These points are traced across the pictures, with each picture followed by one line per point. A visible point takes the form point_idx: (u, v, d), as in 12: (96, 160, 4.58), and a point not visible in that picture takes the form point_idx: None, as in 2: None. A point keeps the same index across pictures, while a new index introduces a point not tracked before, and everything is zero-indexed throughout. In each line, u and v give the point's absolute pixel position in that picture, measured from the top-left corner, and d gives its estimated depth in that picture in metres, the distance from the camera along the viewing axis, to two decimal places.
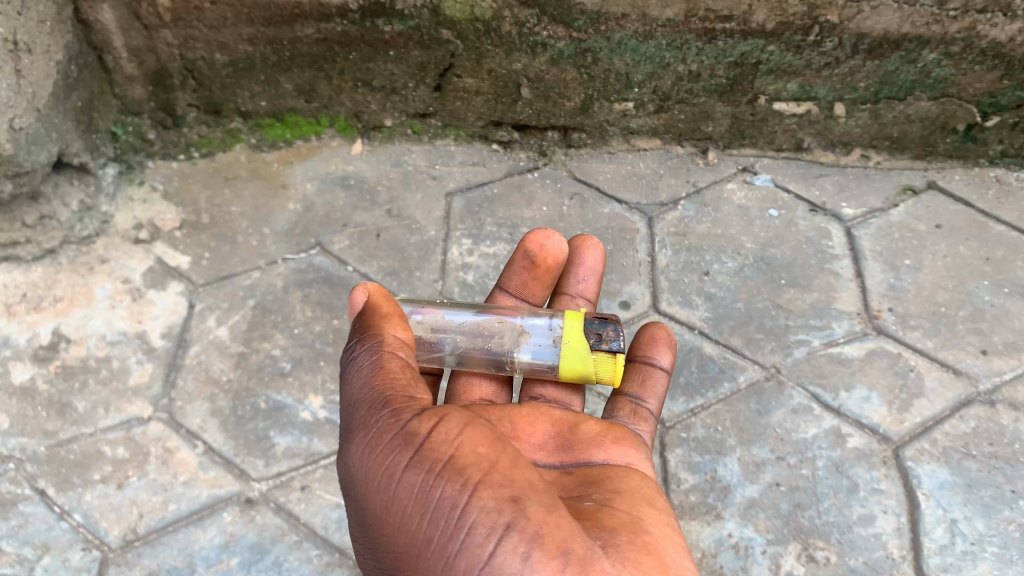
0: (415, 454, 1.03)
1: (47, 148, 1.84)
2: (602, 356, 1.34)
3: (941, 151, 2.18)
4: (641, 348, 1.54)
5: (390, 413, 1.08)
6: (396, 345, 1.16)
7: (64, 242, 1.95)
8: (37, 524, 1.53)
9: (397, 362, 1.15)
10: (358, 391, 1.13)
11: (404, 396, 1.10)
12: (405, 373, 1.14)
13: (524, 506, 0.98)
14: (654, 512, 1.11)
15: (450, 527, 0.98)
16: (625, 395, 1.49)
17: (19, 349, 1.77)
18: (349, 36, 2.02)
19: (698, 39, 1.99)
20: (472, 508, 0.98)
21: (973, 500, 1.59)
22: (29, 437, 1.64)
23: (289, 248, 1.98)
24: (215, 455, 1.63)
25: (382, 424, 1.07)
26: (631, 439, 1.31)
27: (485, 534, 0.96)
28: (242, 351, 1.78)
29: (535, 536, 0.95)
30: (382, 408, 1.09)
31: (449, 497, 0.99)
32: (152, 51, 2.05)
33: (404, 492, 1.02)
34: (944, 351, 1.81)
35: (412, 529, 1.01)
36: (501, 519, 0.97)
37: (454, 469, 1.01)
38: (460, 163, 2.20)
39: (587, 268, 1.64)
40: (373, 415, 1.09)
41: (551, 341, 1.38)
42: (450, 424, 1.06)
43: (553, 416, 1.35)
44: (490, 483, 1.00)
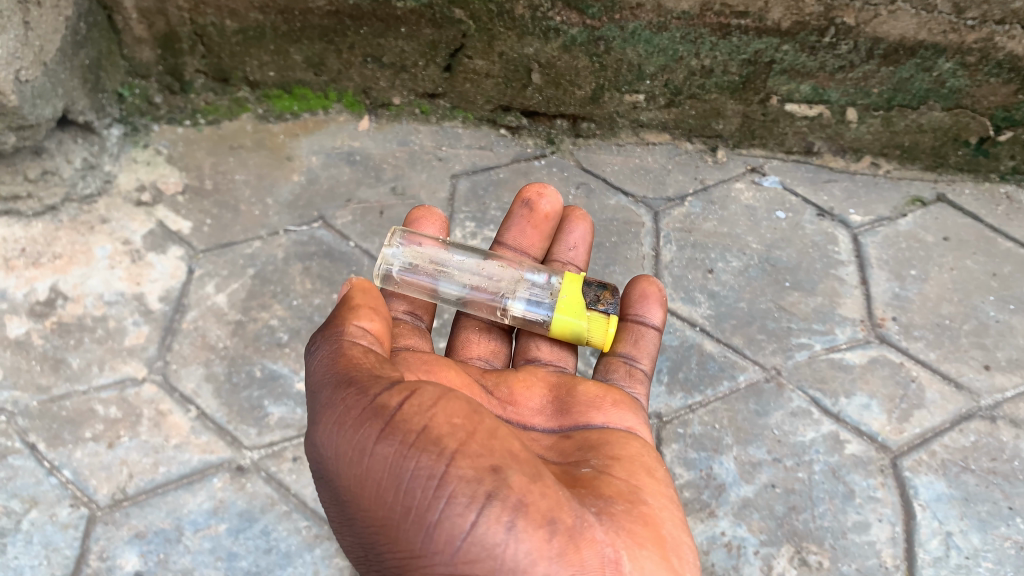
0: (385, 427, 0.98)
1: (52, 104, 1.81)
2: (598, 316, 1.40)
3: (952, 163, 2.16)
4: (630, 305, 1.50)
5: (358, 390, 1.03)
6: (358, 335, 1.14)
7: (65, 199, 1.92)
8: (26, 477, 1.51)
9: (359, 348, 1.11)
10: (323, 375, 1.09)
11: (370, 373, 1.06)
12: (368, 357, 1.10)
13: (505, 475, 0.94)
14: (653, 481, 1.11)
15: (428, 498, 0.93)
16: (618, 356, 1.46)
17: (15, 303, 1.74)
18: (361, 10, 2.00)
19: (712, 34, 1.97)
20: (450, 478, 0.93)
21: (969, 514, 1.57)
22: (23, 391, 1.61)
23: (291, 220, 1.96)
24: (208, 421, 1.60)
25: (349, 401, 1.02)
26: (628, 403, 1.31)
27: (466, 504, 0.91)
28: (239, 319, 1.76)
29: (519, 504, 0.92)
30: (348, 387, 1.04)
31: (424, 467, 0.94)
32: (162, 14, 2.02)
33: (376, 465, 0.97)
34: (946, 364, 1.80)
35: (387, 503, 0.96)
36: (482, 488, 0.92)
37: (428, 440, 0.96)
38: (467, 146, 2.18)
39: (576, 238, 1.62)
40: (339, 394, 1.04)
41: (548, 298, 1.44)
42: (422, 397, 1.02)
43: (550, 381, 1.36)
44: (468, 452, 0.96)
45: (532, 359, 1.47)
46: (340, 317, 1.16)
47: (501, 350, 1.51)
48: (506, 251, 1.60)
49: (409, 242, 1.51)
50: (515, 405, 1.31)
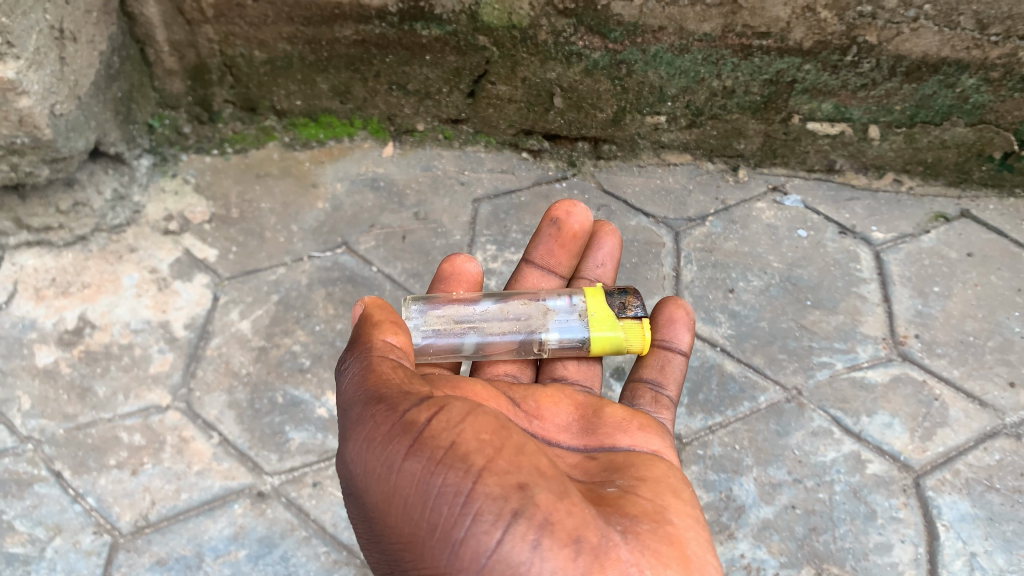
0: (413, 443, 0.98)
1: (85, 136, 1.87)
2: (630, 323, 1.43)
3: (976, 178, 2.14)
4: (657, 330, 1.50)
5: (387, 406, 1.04)
6: (386, 349, 1.15)
7: (95, 229, 1.98)
8: (50, 505, 1.55)
9: (389, 363, 1.12)
10: (353, 392, 1.10)
11: (399, 389, 1.07)
12: (397, 372, 1.11)
13: (532, 492, 0.94)
14: (679, 500, 1.08)
15: (454, 515, 0.93)
16: (645, 382, 1.45)
17: (44, 332, 1.79)
18: (387, 38, 2.04)
19: (734, 55, 1.98)
20: (476, 495, 0.93)
21: (994, 534, 1.55)
22: (50, 419, 1.66)
23: (315, 246, 2.00)
24: (230, 447, 1.64)
25: (378, 418, 1.03)
26: (655, 427, 1.29)
27: (492, 521, 0.91)
28: (263, 345, 1.79)
29: (545, 522, 0.91)
30: (377, 403, 1.05)
31: (451, 484, 0.95)
32: (193, 47, 2.08)
33: (404, 482, 0.98)
34: (970, 381, 1.78)
35: (414, 519, 0.96)
36: (508, 506, 0.92)
37: (455, 456, 0.97)
38: (489, 170, 2.21)
39: (605, 253, 1.64)
40: (369, 411, 1.05)
41: (578, 317, 1.44)
42: (450, 413, 1.02)
43: (577, 400, 1.34)
44: (495, 469, 0.96)
45: (558, 377, 1.47)
46: (369, 333, 1.18)
47: (524, 366, 1.49)
48: (534, 269, 1.62)
49: (425, 309, 1.44)
50: (541, 420, 1.30)
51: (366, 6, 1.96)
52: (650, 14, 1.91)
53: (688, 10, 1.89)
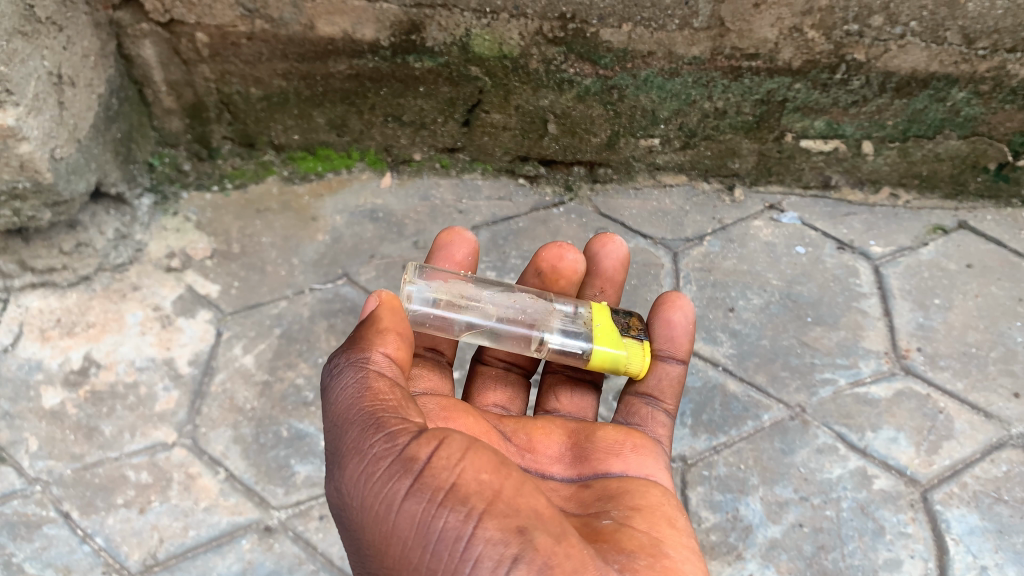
0: (414, 483, 0.98)
1: (86, 178, 1.90)
2: (633, 344, 1.41)
3: (972, 190, 2.15)
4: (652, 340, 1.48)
5: (387, 439, 1.03)
6: (382, 364, 1.13)
7: (99, 269, 1.99)
8: (60, 547, 1.55)
9: (386, 383, 1.10)
10: (349, 417, 1.08)
11: (397, 419, 1.05)
12: (395, 395, 1.09)
13: (531, 535, 0.94)
14: (673, 533, 1.09)
15: (455, 560, 0.94)
16: (640, 397, 1.46)
17: (50, 373, 1.80)
18: (380, 72, 2.06)
19: (724, 77, 2.00)
20: (477, 539, 0.93)
21: (1004, 547, 1.54)
22: (57, 460, 1.67)
23: (316, 278, 2.01)
24: (236, 482, 1.64)
25: (378, 450, 1.02)
26: (648, 450, 1.31)
27: (492, 567, 0.92)
28: (266, 379, 1.80)
29: (544, 567, 0.91)
30: (376, 433, 1.03)
31: (452, 528, 0.95)
32: (190, 86, 2.11)
33: (403, 522, 0.97)
34: (974, 393, 1.77)
35: (413, 561, 0.97)
36: (508, 551, 0.92)
37: (456, 498, 0.96)
38: (487, 197, 2.22)
39: (604, 280, 1.60)
40: (368, 442, 1.03)
41: (581, 327, 1.41)
42: (450, 449, 1.01)
43: (569, 429, 1.35)
44: (495, 511, 0.96)
45: (551, 409, 1.49)
46: (365, 342, 1.15)
47: (516, 397, 1.51)
48: None
49: (431, 278, 1.44)
50: (533, 453, 1.30)
51: (359, 41, 1.99)
52: (639, 39, 1.93)
53: (676, 35, 1.91)
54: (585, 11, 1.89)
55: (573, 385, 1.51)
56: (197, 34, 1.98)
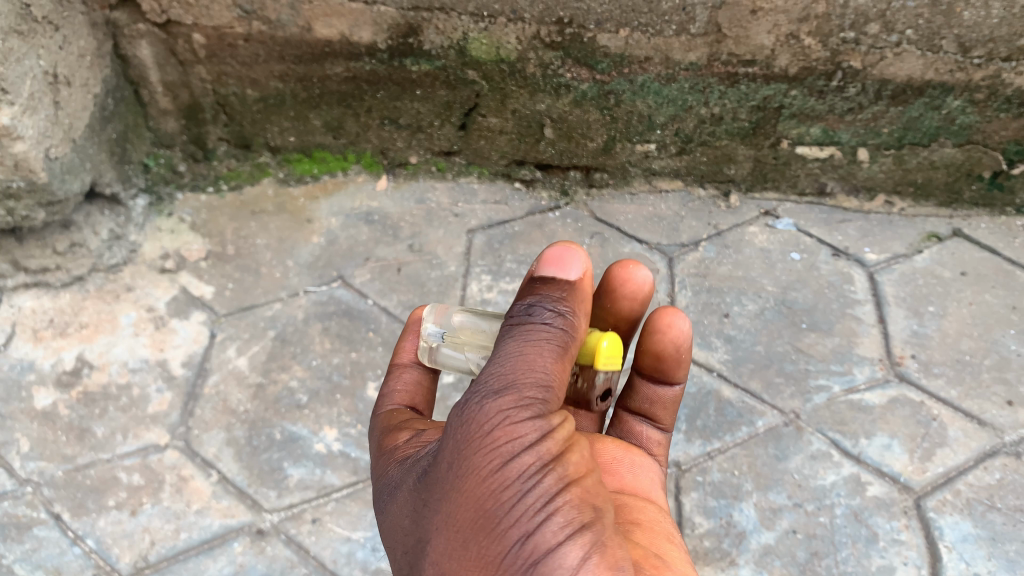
0: (546, 431, 0.94)
1: (81, 178, 1.89)
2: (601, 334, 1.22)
3: (967, 198, 2.16)
4: (644, 362, 1.34)
5: (541, 385, 0.97)
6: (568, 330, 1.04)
7: (92, 269, 1.98)
8: (50, 548, 1.54)
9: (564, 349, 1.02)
10: (521, 342, 1.00)
11: (557, 377, 0.99)
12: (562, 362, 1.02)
13: (604, 521, 0.95)
14: (672, 546, 1.11)
15: (538, 509, 0.91)
16: (634, 419, 1.40)
17: (42, 373, 1.79)
18: (377, 74, 2.06)
19: (721, 83, 2.01)
20: (564, 500, 0.92)
21: (997, 554, 1.54)
22: (48, 461, 1.66)
23: (311, 281, 2.01)
24: (229, 485, 1.63)
25: (528, 387, 0.96)
26: (645, 465, 1.32)
27: (564, 525, 0.90)
28: (260, 381, 1.80)
29: (605, 545, 0.91)
30: (539, 374, 0.97)
31: (549, 481, 0.92)
32: (186, 86, 2.10)
33: (514, 457, 0.92)
34: (967, 401, 1.78)
35: (499, 494, 0.91)
36: (581, 517, 0.92)
37: (562, 461, 0.95)
38: (483, 201, 2.22)
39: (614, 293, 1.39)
40: (521, 377, 0.97)
41: None
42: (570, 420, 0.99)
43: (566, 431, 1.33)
44: (583, 487, 0.95)
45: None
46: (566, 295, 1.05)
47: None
48: None
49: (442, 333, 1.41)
50: None
51: (357, 43, 1.99)
52: (636, 45, 1.93)
53: (673, 40, 1.92)
54: (582, 16, 1.89)
55: None
56: (194, 35, 1.98)
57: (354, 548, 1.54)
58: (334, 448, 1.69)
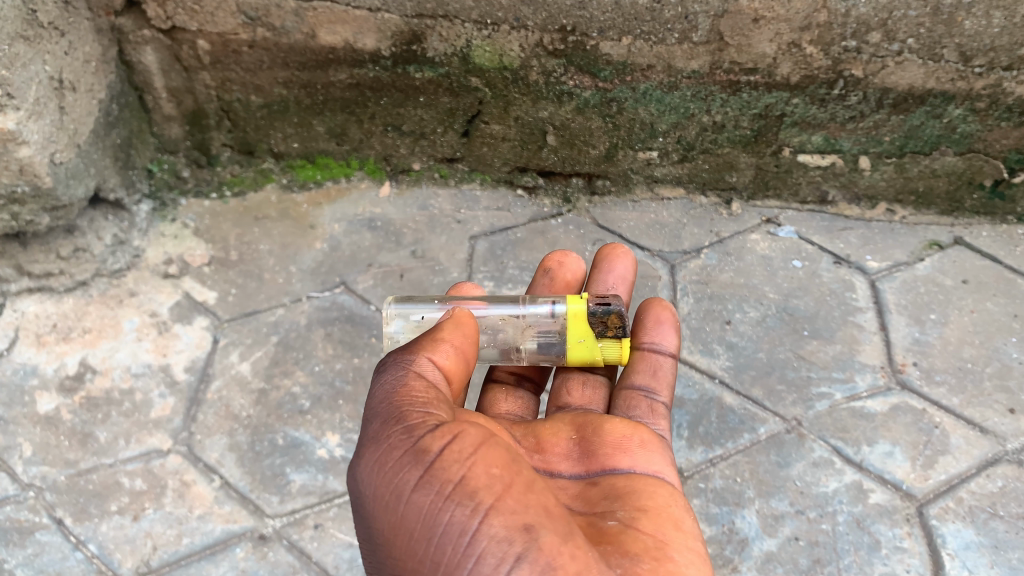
0: (423, 474, 0.99)
1: (85, 183, 1.89)
2: (609, 343, 1.36)
3: (968, 207, 2.17)
4: (642, 333, 1.49)
5: (405, 430, 1.05)
6: (425, 368, 1.16)
7: (96, 275, 1.99)
8: (52, 553, 1.54)
9: (423, 383, 1.13)
10: (380, 405, 1.11)
11: (418, 411, 1.07)
12: (428, 392, 1.11)
13: (538, 535, 0.94)
14: (681, 536, 1.09)
15: (458, 554, 0.94)
16: (636, 389, 1.44)
17: (45, 378, 1.80)
18: (381, 81, 2.07)
19: (723, 91, 2.01)
20: (481, 535, 0.94)
21: (1000, 562, 1.54)
22: (50, 466, 1.66)
23: (314, 287, 2.01)
24: (231, 490, 1.63)
25: (393, 440, 1.04)
26: (655, 443, 1.30)
27: (496, 564, 0.92)
28: (262, 387, 1.80)
29: (547, 567, 0.91)
30: (396, 425, 1.06)
31: (458, 521, 0.95)
32: (190, 92, 2.11)
33: (410, 513, 0.99)
34: (969, 409, 1.78)
35: (418, 553, 0.98)
36: (512, 549, 0.92)
37: (464, 492, 0.97)
38: (485, 207, 2.23)
39: (617, 276, 1.59)
40: (386, 431, 1.06)
41: (557, 330, 1.37)
42: (463, 443, 1.02)
43: (575, 424, 1.32)
44: (502, 508, 0.96)
45: (563, 404, 1.47)
46: (416, 348, 1.19)
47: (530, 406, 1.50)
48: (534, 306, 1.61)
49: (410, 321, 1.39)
50: (541, 454, 1.28)
51: (360, 51, 1.99)
52: (638, 53, 1.94)
53: (676, 49, 1.92)
54: (584, 24, 1.90)
55: (582, 380, 1.49)
56: (199, 41, 1.98)
57: (357, 554, 1.54)
58: (336, 453, 1.69)
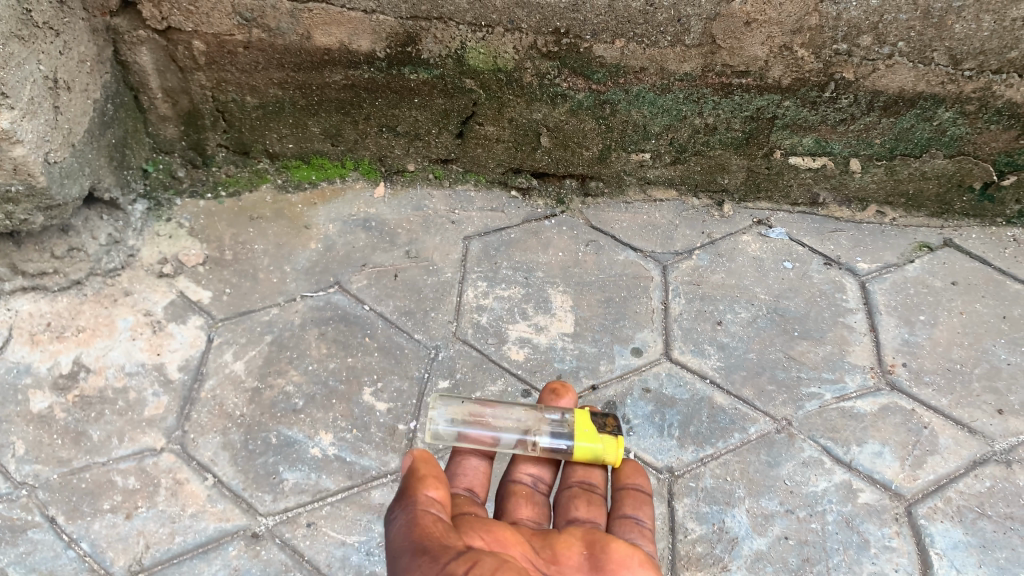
0: None
1: (79, 183, 1.91)
2: (609, 437, 1.40)
3: (958, 209, 2.21)
4: (619, 476, 1.42)
5: (428, 557, 1.03)
6: (428, 500, 1.14)
7: (90, 274, 1.98)
8: (44, 551, 1.53)
9: (431, 518, 1.11)
10: (395, 543, 1.09)
11: (437, 543, 1.06)
12: (438, 525, 1.10)
13: None
14: None
15: None
16: (629, 520, 1.35)
17: (39, 377, 1.79)
18: (375, 83, 2.08)
19: (715, 93, 2.03)
20: None
21: (987, 562, 1.55)
22: (43, 464, 1.66)
23: (308, 286, 2.02)
24: (224, 489, 1.64)
25: (418, 569, 1.03)
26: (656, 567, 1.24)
27: None
28: (256, 386, 1.81)
29: None
30: (416, 557, 1.04)
31: None
32: (186, 93, 2.11)
33: None
34: (958, 409, 1.79)
35: None
36: None
37: None
38: (479, 208, 2.26)
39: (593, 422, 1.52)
40: (409, 563, 1.04)
41: (566, 428, 1.40)
42: (484, 567, 1.02)
43: (586, 537, 1.25)
44: None
45: (573, 518, 1.36)
46: (408, 486, 1.16)
47: (546, 514, 1.38)
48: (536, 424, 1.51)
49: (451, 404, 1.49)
50: (557, 566, 1.19)
51: (355, 52, 2.00)
52: (631, 55, 1.95)
53: (668, 51, 1.93)
54: (578, 26, 1.90)
55: (587, 497, 1.38)
56: (194, 41, 1.98)
57: (349, 552, 1.55)
58: (329, 452, 1.70)
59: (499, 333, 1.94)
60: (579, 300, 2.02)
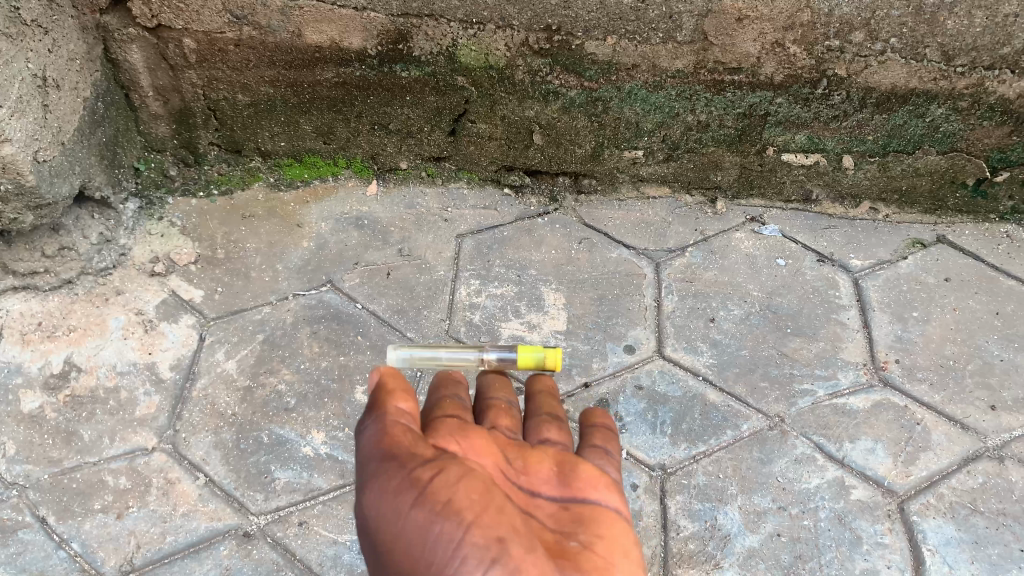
0: (415, 493, 0.90)
1: (69, 182, 1.90)
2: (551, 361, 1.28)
3: (951, 205, 2.21)
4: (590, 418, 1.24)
5: (393, 462, 0.95)
6: (400, 412, 1.02)
7: (81, 273, 1.97)
8: (35, 552, 1.52)
9: (402, 427, 1.00)
10: (364, 449, 0.99)
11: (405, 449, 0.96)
12: (409, 433, 1.00)
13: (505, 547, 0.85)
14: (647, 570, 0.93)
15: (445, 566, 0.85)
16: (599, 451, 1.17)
17: (30, 377, 1.78)
18: (367, 80, 2.07)
19: (707, 90, 2.02)
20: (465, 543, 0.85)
21: (980, 558, 1.55)
22: (34, 464, 1.65)
23: (301, 285, 2.02)
24: (216, 488, 1.64)
25: (382, 472, 0.94)
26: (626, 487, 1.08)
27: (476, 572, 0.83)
28: (248, 385, 1.80)
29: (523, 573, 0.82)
30: (380, 462, 0.96)
31: (449, 532, 0.86)
32: (177, 91, 2.10)
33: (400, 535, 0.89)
34: (951, 405, 1.79)
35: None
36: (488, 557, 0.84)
37: (449, 508, 0.88)
38: (472, 206, 2.26)
39: None
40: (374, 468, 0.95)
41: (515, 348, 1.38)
42: (446, 472, 0.93)
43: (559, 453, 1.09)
44: (482, 523, 0.87)
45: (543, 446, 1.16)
46: (378, 400, 1.04)
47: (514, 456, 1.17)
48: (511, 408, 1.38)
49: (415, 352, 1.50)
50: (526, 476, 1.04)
51: (346, 50, 1.99)
52: (623, 52, 1.95)
53: (660, 48, 1.93)
54: (570, 23, 1.90)
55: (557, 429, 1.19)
56: (185, 39, 1.97)
57: (341, 551, 1.54)
58: (321, 451, 1.70)
59: (492, 330, 1.94)
60: (572, 297, 2.02)
